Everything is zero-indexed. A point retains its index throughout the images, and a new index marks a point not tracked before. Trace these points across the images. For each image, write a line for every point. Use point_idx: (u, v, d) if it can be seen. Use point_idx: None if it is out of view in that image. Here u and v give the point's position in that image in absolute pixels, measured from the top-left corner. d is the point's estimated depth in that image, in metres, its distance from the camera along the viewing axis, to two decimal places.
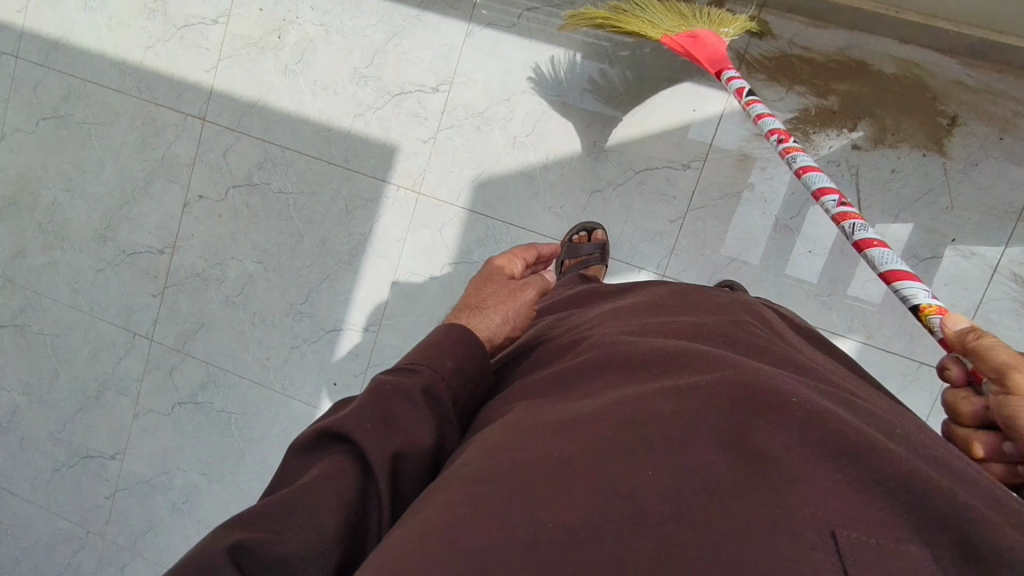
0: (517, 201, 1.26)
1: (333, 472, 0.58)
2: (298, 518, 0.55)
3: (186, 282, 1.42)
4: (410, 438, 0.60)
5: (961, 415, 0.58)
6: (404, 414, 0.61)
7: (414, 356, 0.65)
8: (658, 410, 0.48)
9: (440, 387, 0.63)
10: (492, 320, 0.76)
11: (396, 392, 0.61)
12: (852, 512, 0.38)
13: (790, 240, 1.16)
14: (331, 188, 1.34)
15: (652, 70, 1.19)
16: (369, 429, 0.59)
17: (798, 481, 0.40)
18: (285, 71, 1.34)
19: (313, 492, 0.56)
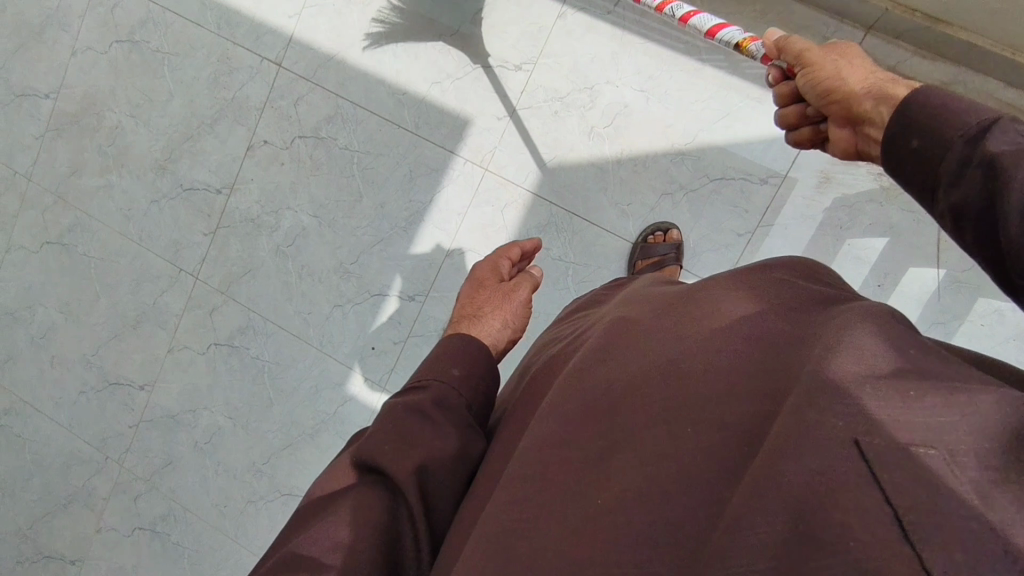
0: (585, 192, 1.24)
1: (364, 499, 0.61)
2: (337, 546, 0.60)
3: (239, 225, 1.42)
4: (432, 443, 0.63)
5: (782, 97, 0.71)
6: (417, 425, 0.64)
7: (421, 375, 0.70)
8: (691, 378, 0.50)
9: (449, 398, 0.67)
10: (489, 327, 0.81)
11: (407, 408, 0.65)
12: (875, 416, 0.37)
13: (859, 271, 1.14)
14: (398, 152, 1.32)
15: (743, 78, 1.16)
16: (388, 449, 0.62)
17: (820, 403, 0.39)
18: (369, 29, 1.32)
19: (347, 521, 0.60)
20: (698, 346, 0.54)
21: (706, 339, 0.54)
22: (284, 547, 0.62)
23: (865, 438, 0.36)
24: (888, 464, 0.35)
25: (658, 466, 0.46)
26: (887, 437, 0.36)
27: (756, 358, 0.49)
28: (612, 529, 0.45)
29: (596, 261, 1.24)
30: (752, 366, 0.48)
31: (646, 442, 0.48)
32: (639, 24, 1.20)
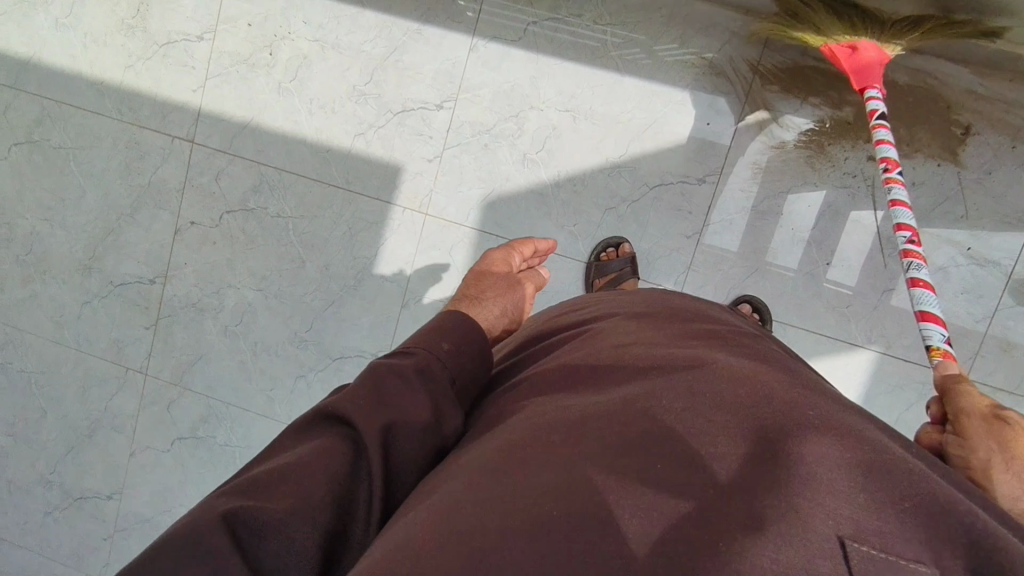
0: (530, 220, 1.23)
1: (325, 448, 0.53)
2: (290, 487, 0.50)
3: (181, 312, 1.36)
4: (408, 411, 0.55)
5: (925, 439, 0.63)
6: (398, 391, 0.56)
7: (410, 341, 0.61)
8: (676, 413, 0.47)
9: (436, 367, 0.59)
10: (488, 311, 0.75)
11: (390, 370, 0.57)
12: (866, 520, 0.39)
13: (807, 252, 1.16)
14: (333, 210, 1.29)
15: (663, 82, 1.16)
16: (362, 405, 0.54)
17: (822, 496, 0.40)
18: (279, 90, 1.28)
19: (306, 467, 0.51)
20: (679, 383, 0.51)
21: (686, 378, 0.51)
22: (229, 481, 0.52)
23: (854, 541, 0.38)
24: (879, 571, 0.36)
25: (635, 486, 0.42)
26: (875, 543, 0.37)
27: (750, 402, 0.47)
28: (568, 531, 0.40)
29: (553, 286, 1.23)
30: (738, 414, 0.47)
31: (619, 460, 0.44)
32: (552, 45, 1.19)
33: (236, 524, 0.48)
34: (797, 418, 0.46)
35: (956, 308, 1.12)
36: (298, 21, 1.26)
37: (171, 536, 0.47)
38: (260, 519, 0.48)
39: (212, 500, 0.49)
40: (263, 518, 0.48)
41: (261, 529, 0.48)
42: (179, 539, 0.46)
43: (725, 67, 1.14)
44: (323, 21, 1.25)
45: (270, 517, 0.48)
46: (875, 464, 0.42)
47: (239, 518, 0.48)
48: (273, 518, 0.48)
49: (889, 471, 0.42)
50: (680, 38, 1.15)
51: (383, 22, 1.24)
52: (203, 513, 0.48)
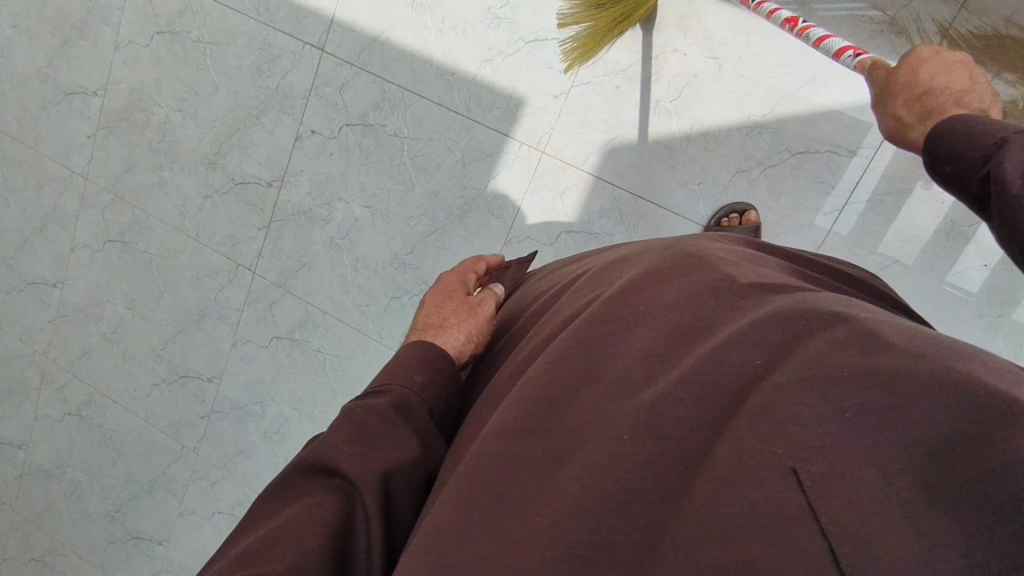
0: (651, 173, 1.15)
1: (316, 504, 0.54)
2: (287, 544, 0.52)
3: (292, 218, 1.39)
4: (393, 443, 0.57)
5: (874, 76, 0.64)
6: (379, 431, 0.57)
7: (382, 380, 0.62)
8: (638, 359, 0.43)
9: (412, 402, 0.60)
10: (450, 337, 0.70)
11: (365, 411, 0.58)
12: (826, 432, 0.31)
13: (963, 249, 1.03)
14: (449, 136, 1.26)
15: (831, 36, 1.04)
16: (344, 447, 0.55)
17: (772, 418, 0.33)
18: (413, 5, 1.24)
19: (299, 522, 0.52)
20: (654, 325, 0.46)
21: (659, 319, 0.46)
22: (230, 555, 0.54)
23: (805, 466, 0.30)
24: (840, 499, 0.28)
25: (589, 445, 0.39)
26: (831, 462, 0.30)
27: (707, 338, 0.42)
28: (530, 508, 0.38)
29: None
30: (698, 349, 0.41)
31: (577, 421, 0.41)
32: None
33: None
34: (759, 343, 0.39)
35: None
36: None
37: None
38: None
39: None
40: None
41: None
42: None
43: (909, 25, 1.00)
44: None
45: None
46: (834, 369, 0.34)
47: None
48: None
49: (859, 370, 0.33)
50: None
51: None
52: None
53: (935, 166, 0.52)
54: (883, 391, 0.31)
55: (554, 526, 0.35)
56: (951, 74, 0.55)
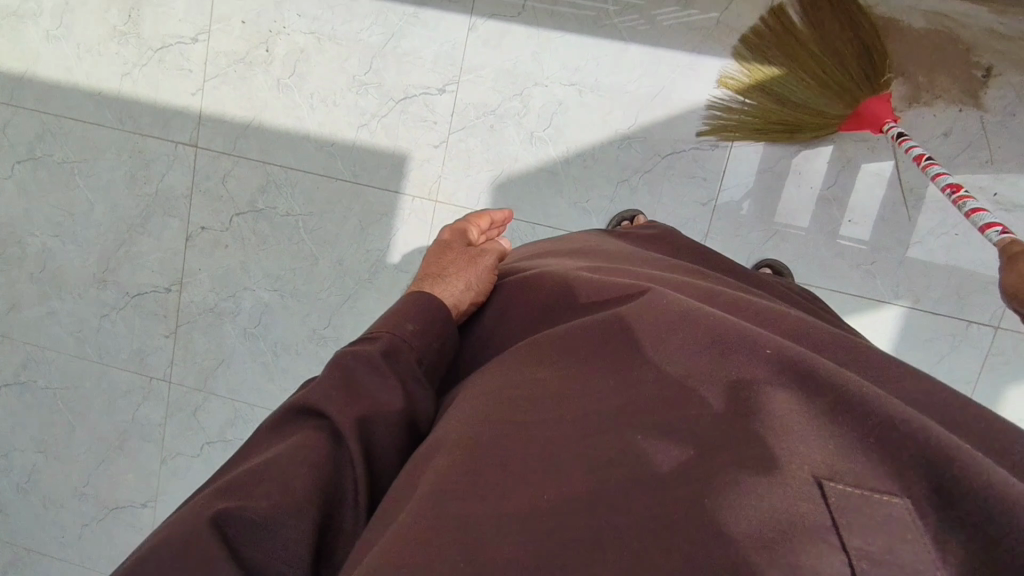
0: (541, 199, 1.21)
1: (306, 442, 0.54)
2: (272, 481, 0.51)
3: (198, 318, 1.36)
4: (379, 390, 0.59)
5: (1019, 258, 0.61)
6: (369, 378, 0.58)
7: (378, 327, 0.64)
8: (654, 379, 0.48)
9: (403, 351, 0.62)
10: (448, 291, 0.73)
11: (356, 357, 0.59)
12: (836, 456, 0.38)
13: (829, 210, 1.13)
14: (342, 205, 1.27)
15: (670, 46, 1.13)
16: (336, 396, 0.56)
17: (787, 438, 0.39)
18: (278, 86, 1.25)
19: (286, 458, 0.52)
20: (651, 350, 0.50)
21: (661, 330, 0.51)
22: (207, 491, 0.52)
23: (829, 481, 0.37)
24: (849, 509, 0.35)
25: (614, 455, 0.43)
26: (852, 481, 0.36)
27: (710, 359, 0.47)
28: (549, 499, 0.42)
29: None
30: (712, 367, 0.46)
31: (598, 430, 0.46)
32: (553, 18, 1.15)
33: (225, 522, 0.48)
34: (762, 356, 0.45)
35: (984, 256, 1.09)
36: (291, 14, 1.23)
37: (162, 553, 0.47)
38: (247, 522, 0.48)
39: (193, 509, 0.49)
40: (247, 519, 0.48)
41: (252, 525, 0.48)
42: (173, 552, 0.46)
43: (735, 24, 1.10)
44: (317, 12, 1.22)
45: (256, 512, 0.49)
46: (838, 388, 0.40)
47: (229, 523, 0.48)
48: (258, 513, 0.49)
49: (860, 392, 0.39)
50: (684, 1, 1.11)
51: (379, 8, 1.20)
52: (194, 521, 0.48)
53: None
54: (877, 407, 0.38)
55: (587, 536, 0.39)
56: None
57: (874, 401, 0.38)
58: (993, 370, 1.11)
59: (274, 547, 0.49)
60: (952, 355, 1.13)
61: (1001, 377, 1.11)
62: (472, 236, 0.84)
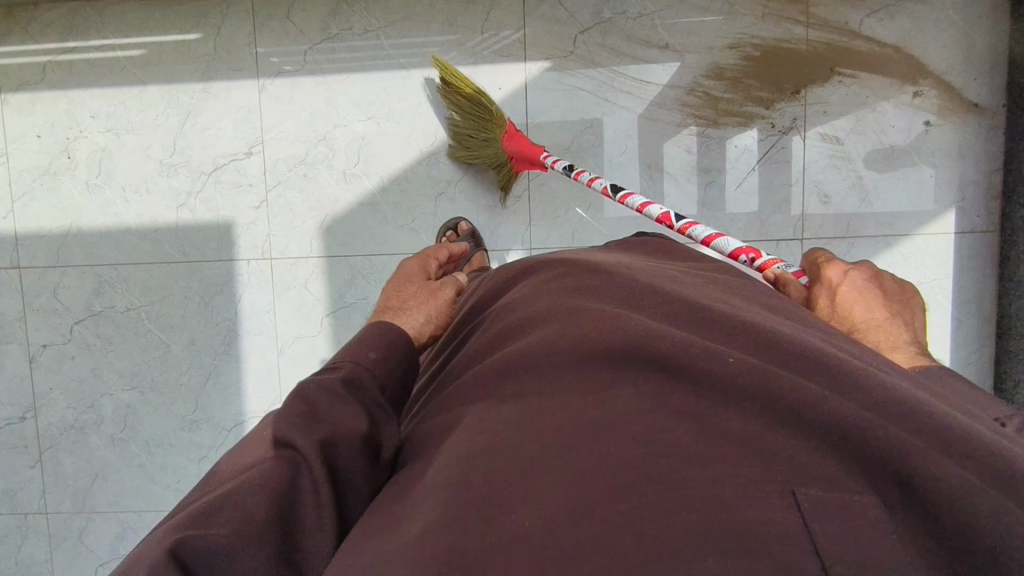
0: (369, 231, 1.24)
1: (267, 468, 0.50)
2: (230, 511, 0.47)
3: (62, 437, 1.32)
4: (342, 416, 0.54)
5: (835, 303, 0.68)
6: (331, 404, 0.55)
7: (333, 359, 0.60)
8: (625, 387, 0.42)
9: (364, 378, 0.58)
10: (403, 321, 0.71)
11: (318, 384, 0.56)
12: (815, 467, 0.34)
13: (629, 172, 1.22)
14: (179, 287, 1.27)
15: (445, 65, 1.20)
16: (297, 420, 0.53)
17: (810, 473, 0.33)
18: (88, 188, 1.26)
19: (240, 488, 0.49)
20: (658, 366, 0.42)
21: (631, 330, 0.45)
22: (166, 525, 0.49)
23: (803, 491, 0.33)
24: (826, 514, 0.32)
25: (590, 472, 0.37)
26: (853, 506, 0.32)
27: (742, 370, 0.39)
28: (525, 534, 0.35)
29: None
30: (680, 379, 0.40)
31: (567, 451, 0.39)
32: (334, 62, 1.21)
33: (185, 556, 0.44)
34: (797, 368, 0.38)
35: (770, 178, 1.20)
36: (85, 117, 1.24)
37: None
38: (205, 546, 0.45)
39: (146, 547, 0.46)
40: (207, 542, 0.45)
41: (211, 560, 0.45)
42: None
43: (497, 30, 1.19)
44: (108, 109, 1.24)
45: (213, 539, 0.45)
46: (805, 397, 0.35)
47: (191, 546, 0.45)
48: (216, 542, 0.45)
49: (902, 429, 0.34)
50: (447, 20, 1.19)
51: (167, 92, 1.23)
52: (155, 545, 0.45)
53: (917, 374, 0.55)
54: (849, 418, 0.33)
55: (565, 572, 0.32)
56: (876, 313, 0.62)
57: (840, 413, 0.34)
58: None
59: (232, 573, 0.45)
60: None
61: None
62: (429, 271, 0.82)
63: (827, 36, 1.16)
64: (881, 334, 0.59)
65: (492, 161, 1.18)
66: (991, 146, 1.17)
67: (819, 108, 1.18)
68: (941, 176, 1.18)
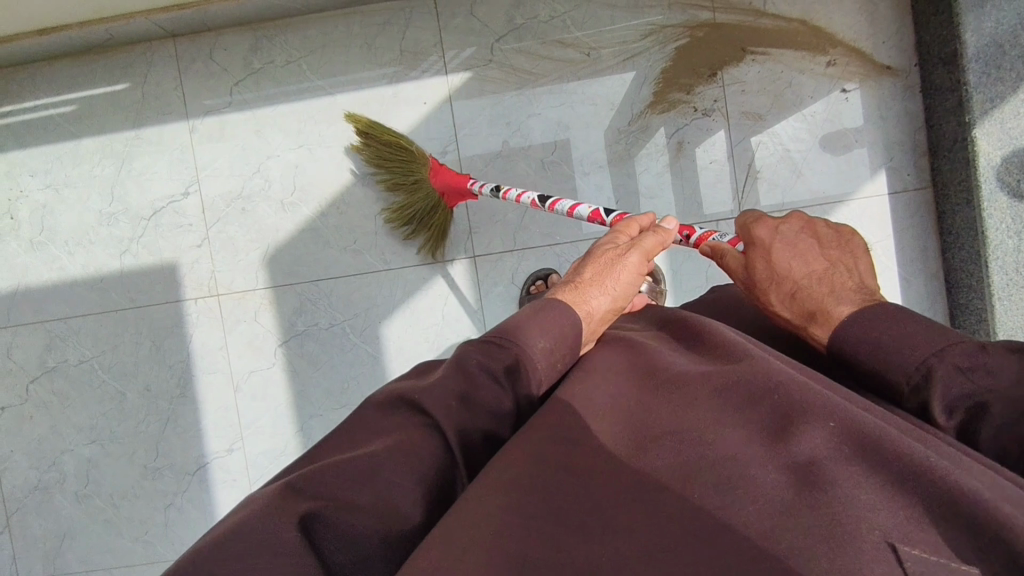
0: (313, 257, 1.24)
1: (414, 444, 0.50)
2: (371, 490, 0.47)
3: (26, 500, 1.30)
4: (492, 405, 0.54)
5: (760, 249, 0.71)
6: (486, 386, 0.54)
7: (500, 330, 0.58)
8: (722, 440, 0.46)
9: (526, 366, 0.56)
10: (594, 298, 0.66)
11: (482, 365, 0.55)
12: (916, 526, 0.38)
13: (563, 170, 1.22)
14: (129, 333, 1.27)
15: (370, 86, 1.23)
16: (449, 402, 0.53)
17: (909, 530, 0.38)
18: (31, 246, 1.27)
19: (382, 461, 0.48)
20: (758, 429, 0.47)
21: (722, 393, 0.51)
22: (280, 481, 0.49)
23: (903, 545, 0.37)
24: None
25: (686, 519, 0.41)
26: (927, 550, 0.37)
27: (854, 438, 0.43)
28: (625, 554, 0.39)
29: (360, 306, 1.24)
30: (777, 439, 0.45)
31: (669, 502, 0.43)
32: (260, 96, 1.23)
33: (310, 525, 0.44)
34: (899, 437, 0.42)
35: (700, 160, 1.21)
36: (23, 176, 1.27)
37: (248, 519, 0.44)
38: (338, 525, 0.45)
39: (265, 504, 0.45)
40: (344, 521, 0.45)
41: (336, 537, 0.44)
42: (254, 524, 0.43)
43: (416, 48, 1.22)
44: (46, 167, 1.26)
45: (346, 520, 0.45)
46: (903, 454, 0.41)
47: (318, 520, 0.44)
48: (350, 526, 0.45)
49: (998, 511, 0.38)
50: (366, 43, 1.22)
51: (102, 143, 1.25)
52: (287, 504, 0.45)
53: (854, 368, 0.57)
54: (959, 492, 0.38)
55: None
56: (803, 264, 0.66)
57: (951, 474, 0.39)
58: None
59: (357, 554, 0.44)
60: None
61: None
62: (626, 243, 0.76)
63: (734, 17, 1.19)
64: (821, 283, 0.64)
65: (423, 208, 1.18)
66: (912, 104, 1.19)
67: (739, 87, 1.20)
68: (867, 140, 1.20)
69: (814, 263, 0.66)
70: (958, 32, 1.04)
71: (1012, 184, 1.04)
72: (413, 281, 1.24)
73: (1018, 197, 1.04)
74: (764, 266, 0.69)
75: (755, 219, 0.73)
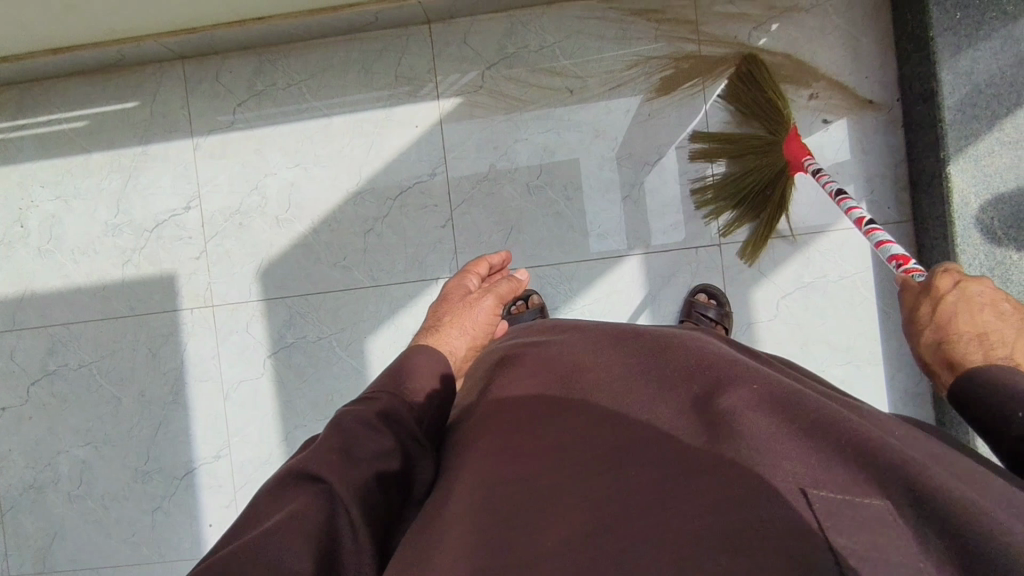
0: (305, 272, 1.29)
1: (302, 507, 0.53)
2: (264, 563, 0.49)
3: (20, 498, 1.34)
4: (372, 449, 0.59)
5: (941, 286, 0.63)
6: (365, 436, 0.59)
7: (366, 394, 0.66)
8: (666, 424, 0.54)
9: (397, 411, 0.63)
10: (452, 340, 0.81)
11: (357, 418, 0.61)
12: (823, 472, 0.44)
13: (547, 194, 1.25)
14: (127, 340, 1.32)
15: (365, 109, 1.27)
16: (332, 457, 0.57)
17: (815, 476, 0.44)
18: (40, 254, 1.33)
19: (268, 534, 0.51)
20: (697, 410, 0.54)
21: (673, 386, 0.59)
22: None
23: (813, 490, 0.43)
24: (836, 512, 0.41)
25: (629, 485, 0.48)
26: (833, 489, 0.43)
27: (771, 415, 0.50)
28: (579, 519, 0.47)
29: (348, 321, 1.28)
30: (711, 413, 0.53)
31: (625, 472, 0.50)
32: (262, 116, 1.29)
33: None
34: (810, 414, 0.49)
35: (683, 189, 1.24)
36: (36, 188, 1.33)
37: None
38: None
39: None
40: None
41: None
42: None
43: (410, 73, 1.26)
44: (58, 179, 1.32)
45: None
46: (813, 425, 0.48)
47: None
48: None
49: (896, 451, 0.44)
50: (363, 68, 1.27)
51: (111, 157, 1.31)
52: None
53: (964, 405, 0.53)
54: (850, 436, 0.45)
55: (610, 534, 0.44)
56: (974, 315, 0.58)
57: (851, 434, 0.46)
58: (732, 282, 1.24)
59: None
60: (696, 281, 1.24)
61: (742, 286, 1.24)
62: (469, 286, 0.90)
63: (719, 50, 1.21)
64: (977, 343, 0.57)
65: (768, 177, 1.15)
66: (892, 139, 1.20)
67: (722, 117, 1.22)
68: (847, 173, 1.22)
69: (980, 319, 0.58)
70: (934, 71, 1.05)
71: (987, 223, 1.06)
72: (400, 298, 1.27)
73: (993, 236, 1.06)
74: (929, 313, 0.62)
75: (948, 267, 0.65)
